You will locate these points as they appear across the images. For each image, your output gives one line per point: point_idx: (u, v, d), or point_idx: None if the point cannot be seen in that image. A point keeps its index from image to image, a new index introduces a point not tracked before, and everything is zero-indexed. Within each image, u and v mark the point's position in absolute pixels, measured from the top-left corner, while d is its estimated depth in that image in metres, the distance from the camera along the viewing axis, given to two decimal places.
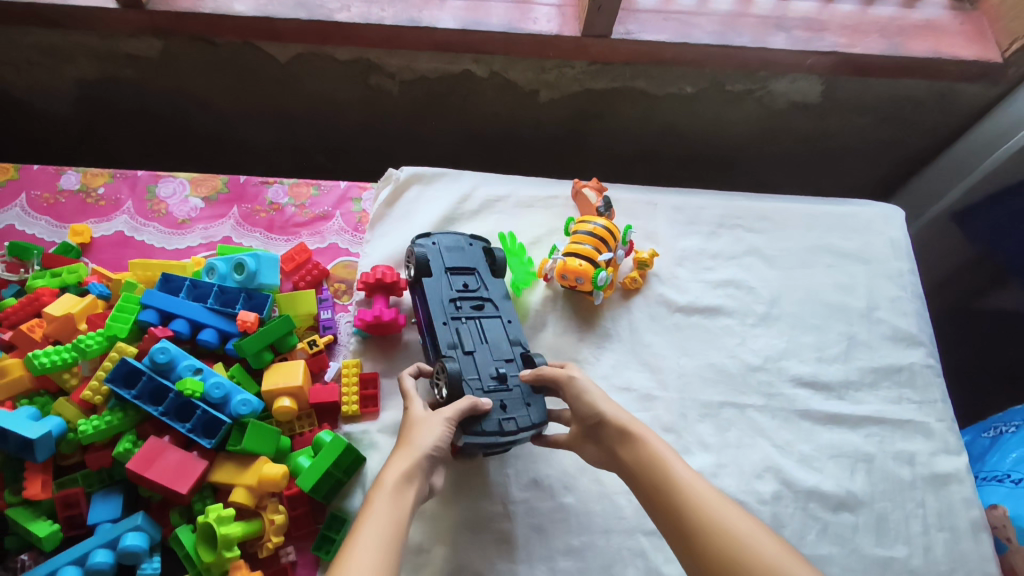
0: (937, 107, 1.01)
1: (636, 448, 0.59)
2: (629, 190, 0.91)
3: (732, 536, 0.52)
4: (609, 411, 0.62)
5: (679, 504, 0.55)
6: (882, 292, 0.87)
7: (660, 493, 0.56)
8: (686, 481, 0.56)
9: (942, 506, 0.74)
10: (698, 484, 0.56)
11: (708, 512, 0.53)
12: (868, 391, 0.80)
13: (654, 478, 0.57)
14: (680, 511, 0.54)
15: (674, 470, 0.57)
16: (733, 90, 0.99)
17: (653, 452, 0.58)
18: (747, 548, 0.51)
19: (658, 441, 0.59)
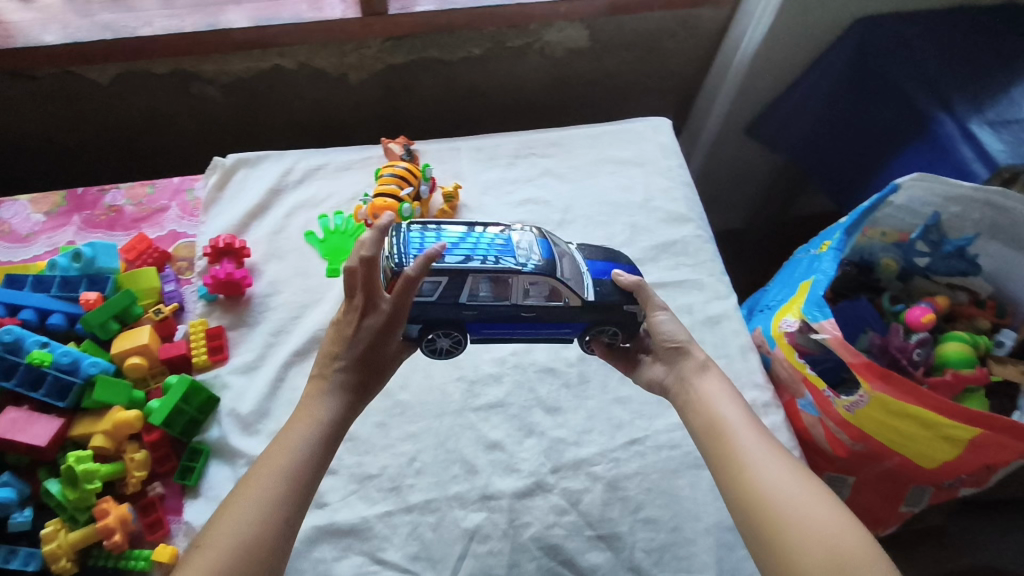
0: (688, 34, 1.20)
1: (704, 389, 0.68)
2: (434, 142, 1.05)
3: (770, 478, 0.58)
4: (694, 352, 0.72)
5: (728, 435, 0.62)
6: (656, 186, 1.03)
7: (717, 431, 0.63)
8: (742, 428, 0.62)
9: (717, 339, 0.90)
10: (752, 429, 0.62)
11: (760, 440, 0.61)
12: (650, 264, 0.96)
13: (710, 419, 0.65)
14: (732, 443, 0.61)
15: (730, 412, 0.64)
16: (514, 46, 1.15)
17: (717, 399, 0.66)
18: (778, 478, 0.58)
19: (716, 390, 0.67)
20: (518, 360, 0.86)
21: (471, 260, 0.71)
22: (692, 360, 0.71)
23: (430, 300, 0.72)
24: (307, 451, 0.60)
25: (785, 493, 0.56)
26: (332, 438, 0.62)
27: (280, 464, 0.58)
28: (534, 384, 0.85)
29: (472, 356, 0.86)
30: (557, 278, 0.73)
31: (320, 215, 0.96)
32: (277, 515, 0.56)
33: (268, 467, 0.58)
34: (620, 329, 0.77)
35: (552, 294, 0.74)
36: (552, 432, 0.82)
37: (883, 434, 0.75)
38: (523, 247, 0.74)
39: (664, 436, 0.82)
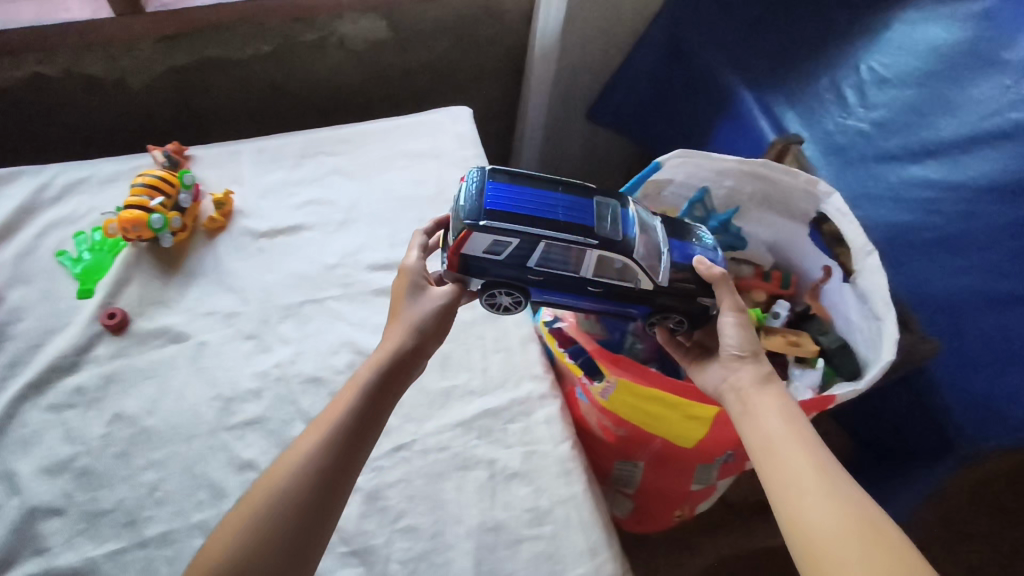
0: (493, 19, 1.16)
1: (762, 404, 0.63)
2: (213, 146, 1.00)
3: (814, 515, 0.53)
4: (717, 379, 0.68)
5: (781, 464, 0.57)
6: (449, 178, 0.99)
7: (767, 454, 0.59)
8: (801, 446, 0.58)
9: (498, 334, 0.86)
10: (810, 467, 0.56)
11: (824, 474, 0.55)
12: (436, 259, 0.92)
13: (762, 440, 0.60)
14: (809, 454, 0.57)
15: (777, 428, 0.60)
16: (306, 41, 1.09)
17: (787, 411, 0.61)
18: (831, 519, 0.52)
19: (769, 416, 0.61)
20: (282, 373, 0.81)
21: (553, 227, 0.68)
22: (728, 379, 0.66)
23: (499, 259, 0.70)
24: (348, 427, 0.62)
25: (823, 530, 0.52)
26: (376, 408, 0.65)
27: (296, 460, 0.60)
28: (297, 397, 0.80)
29: (232, 372, 0.81)
30: (626, 256, 0.70)
31: (75, 233, 0.90)
32: (287, 527, 0.57)
33: (293, 456, 0.60)
34: (678, 314, 0.75)
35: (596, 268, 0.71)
36: None
37: (635, 418, 0.74)
38: (604, 218, 0.71)
39: (432, 438, 0.79)
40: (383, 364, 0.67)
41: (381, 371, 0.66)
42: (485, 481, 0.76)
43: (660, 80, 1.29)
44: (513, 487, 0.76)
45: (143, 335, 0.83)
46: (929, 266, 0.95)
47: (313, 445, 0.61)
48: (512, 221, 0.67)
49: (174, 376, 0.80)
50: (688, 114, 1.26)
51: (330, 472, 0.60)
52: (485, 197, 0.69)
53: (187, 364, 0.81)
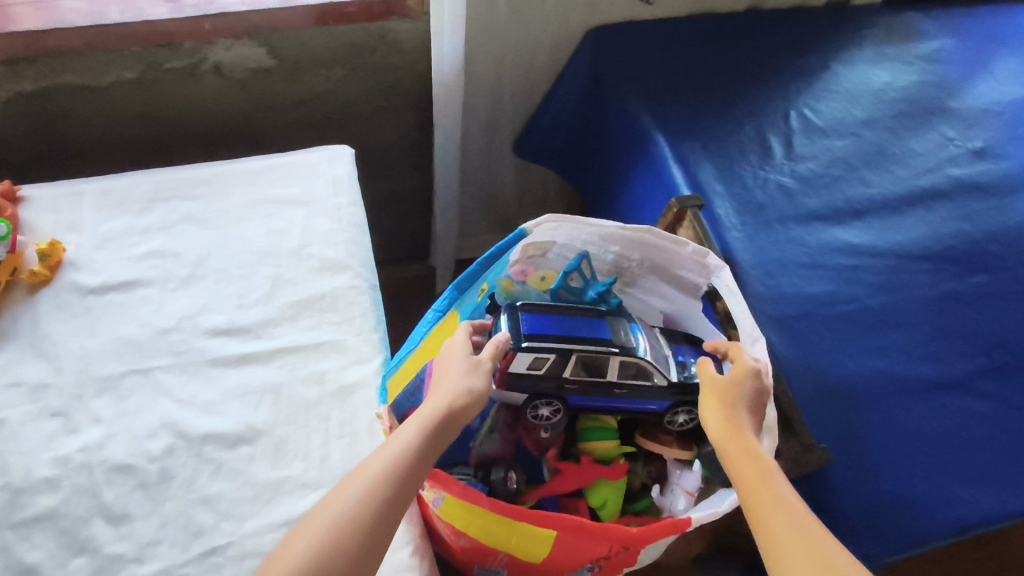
0: (389, 48, 1.07)
1: (752, 445, 0.59)
2: (54, 186, 0.89)
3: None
4: (733, 418, 0.61)
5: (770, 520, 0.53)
6: (316, 229, 0.89)
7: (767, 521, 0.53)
8: (800, 516, 0.53)
9: (346, 415, 0.76)
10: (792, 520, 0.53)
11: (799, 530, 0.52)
12: (287, 324, 0.82)
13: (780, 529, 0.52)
14: (784, 524, 0.52)
15: (781, 496, 0.54)
16: (175, 67, 1.00)
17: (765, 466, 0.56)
18: None
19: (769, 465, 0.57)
20: (86, 459, 0.71)
21: (582, 340, 0.67)
22: (726, 428, 0.60)
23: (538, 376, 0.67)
24: (399, 477, 0.55)
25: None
26: (435, 453, 0.58)
27: (353, 508, 0.53)
28: (99, 488, 0.70)
29: (27, 457, 0.71)
30: (647, 359, 0.68)
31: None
32: None
33: (326, 516, 0.53)
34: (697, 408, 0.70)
35: (640, 374, 0.68)
36: (108, 548, 0.67)
37: (475, 527, 0.62)
38: (621, 328, 0.70)
39: (250, 541, 0.68)
40: (435, 415, 0.58)
41: (430, 425, 0.57)
42: None
43: (583, 116, 1.19)
44: None
45: None
46: (838, 344, 0.82)
47: (358, 497, 0.53)
48: (551, 338, 0.66)
49: None
50: (607, 153, 1.15)
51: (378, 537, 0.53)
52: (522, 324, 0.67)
53: None
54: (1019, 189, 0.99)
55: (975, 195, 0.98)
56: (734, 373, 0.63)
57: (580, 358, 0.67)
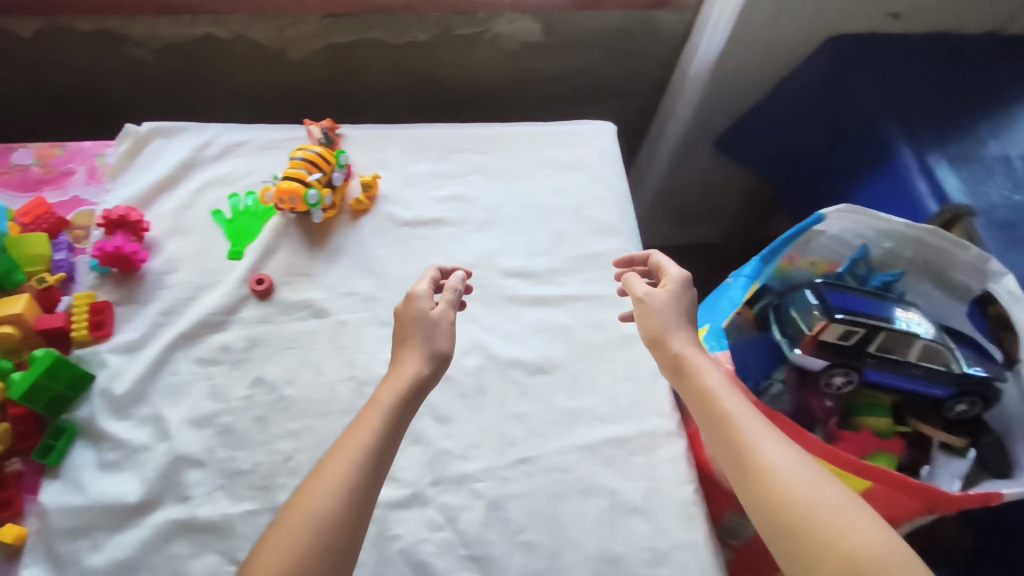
0: (647, 36, 1.14)
1: (701, 363, 0.66)
2: (364, 127, 1.01)
3: (795, 480, 0.54)
4: (675, 337, 0.69)
5: (743, 436, 0.58)
6: (590, 193, 0.99)
7: (729, 428, 0.59)
8: (741, 418, 0.60)
9: (629, 361, 0.86)
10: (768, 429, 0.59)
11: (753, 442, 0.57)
12: (571, 275, 0.92)
13: (731, 432, 0.59)
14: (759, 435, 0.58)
15: (736, 406, 0.61)
16: (463, 34, 1.09)
17: (711, 379, 0.64)
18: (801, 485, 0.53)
19: (715, 377, 0.64)
20: None
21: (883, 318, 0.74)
22: (672, 352, 0.68)
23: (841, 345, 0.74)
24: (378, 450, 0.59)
25: (813, 496, 0.52)
26: (403, 425, 0.62)
27: (375, 424, 0.60)
28: (428, 391, 0.81)
29: (367, 356, 0.82)
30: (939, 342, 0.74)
31: (229, 195, 0.92)
32: (339, 511, 0.55)
33: (346, 451, 0.58)
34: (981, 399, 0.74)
35: (930, 355, 0.74)
36: (438, 443, 0.78)
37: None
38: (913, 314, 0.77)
39: (555, 458, 0.78)
40: (409, 383, 0.64)
41: (404, 392, 0.63)
42: (607, 510, 0.75)
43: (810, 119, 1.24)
44: (634, 522, 0.75)
45: (286, 305, 0.85)
46: None
47: (355, 458, 0.58)
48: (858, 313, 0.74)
49: (313, 351, 0.82)
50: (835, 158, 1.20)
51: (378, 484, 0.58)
52: (830, 298, 0.75)
53: (326, 341, 0.83)
54: None
55: None
56: (675, 294, 0.72)
57: (885, 335, 0.73)
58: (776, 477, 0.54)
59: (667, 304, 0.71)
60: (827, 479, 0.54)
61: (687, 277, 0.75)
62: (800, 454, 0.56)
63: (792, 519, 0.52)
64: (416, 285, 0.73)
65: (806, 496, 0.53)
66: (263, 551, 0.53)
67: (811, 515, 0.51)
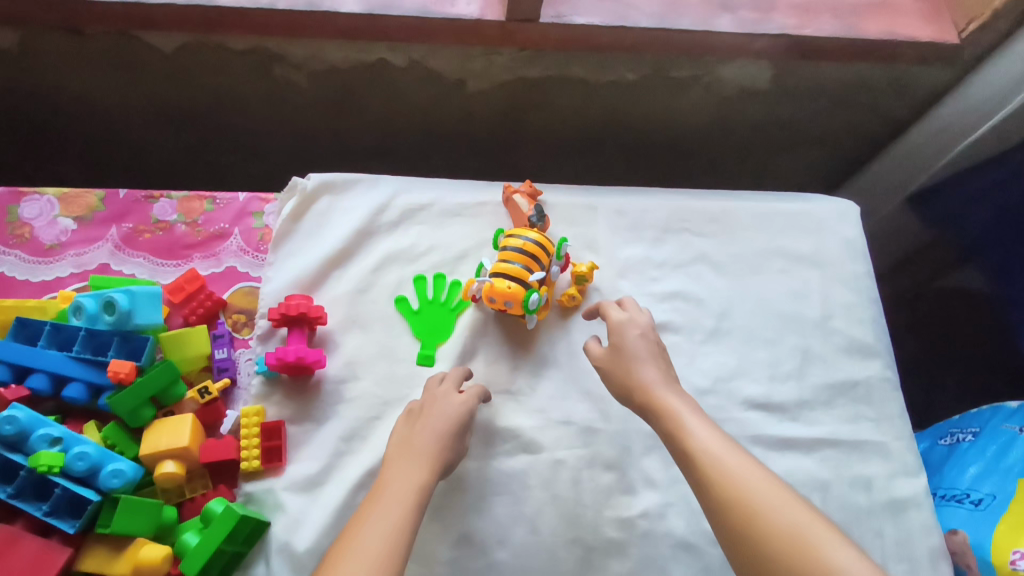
0: (891, 91, 0.95)
1: (665, 384, 0.60)
2: (566, 193, 0.83)
3: (756, 490, 0.49)
4: (641, 371, 0.61)
5: (705, 460, 0.52)
6: (836, 298, 0.82)
7: (689, 452, 0.54)
8: (708, 442, 0.53)
9: (901, 535, 0.70)
10: (726, 448, 0.53)
11: (716, 462, 0.52)
12: (823, 410, 0.76)
13: (705, 458, 0.52)
14: (717, 456, 0.52)
15: (692, 424, 0.55)
16: (677, 77, 0.90)
17: (678, 404, 0.58)
18: (757, 502, 0.48)
19: (680, 399, 0.58)
20: (650, 527, 0.67)
21: None
22: (639, 383, 0.61)
23: None
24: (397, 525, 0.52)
25: (790, 515, 0.47)
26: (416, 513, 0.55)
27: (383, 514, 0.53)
28: (667, 564, 0.66)
29: (592, 511, 0.67)
30: None
31: (413, 277, 0.76)
32: None
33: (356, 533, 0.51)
34: None
35: None
36: None
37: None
38: None
39: None
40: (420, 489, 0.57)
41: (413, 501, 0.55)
42: None
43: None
44: None
45: (491, 434, 0.69)
46: None
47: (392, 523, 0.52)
48: None
49: (526, 499, 0.67)
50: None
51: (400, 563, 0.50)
52: None
53: (540, 487, 0.68)
54: None
55: None
56: (627, 329, 0.65)
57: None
58: (743, 502, 0.49)
59: (634, 343, 0.64)
60: (775, 494, 0.49)
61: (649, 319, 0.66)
62: (771, 474, 0.51)
63: (759, 545, 0.47)
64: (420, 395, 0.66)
65: (766, 517, 0.47)
66: None
67: (773, 522, 0.47)
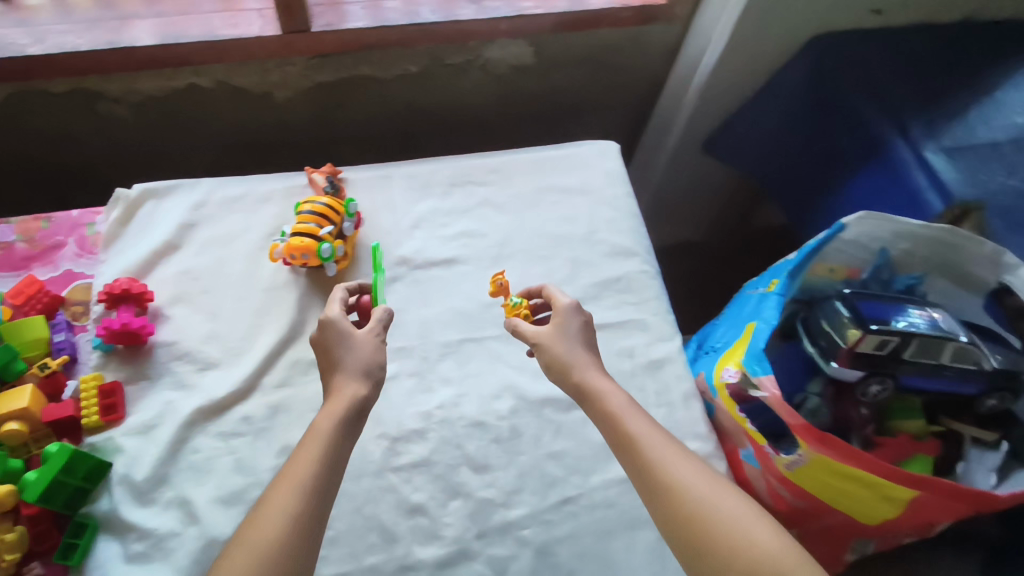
0: (637, 49, 1.14)
1: (604, 382, 0.67)
2: (364, 169, 0.98)
3: (696, 486, 0.57)
4: (568, 350, 0.69)
5: (648, 455, 0.60)
6: (600, 217, 0.97)
7: (630, 445, 0.61)
8: (647, 438, 0.61)
9: (659, 386, 0.85)
10: (666, 441, 0.61)
11: (661, 459, 0.59)
12: (592, 302, 0.90)
13: (648, 456, 0.60)
14: (666, 456, 0.59)
15: (638, 425, 0.62)
16: (453, 62, 1.08)
17: (619, 400, 0.65)
18: (698, 494, 0.56)
19: (622, 398, 0.65)
20: (446, 415, 0.80)
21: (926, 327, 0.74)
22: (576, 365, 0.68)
23: (881, 353, 0.74)
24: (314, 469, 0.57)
25: (718, 509, 0.55)
26: (337, 468, 0.59)
27: (310, 459, 0.58)
28: (463, 441, 0.79)
29: (395, 411, 0.80)
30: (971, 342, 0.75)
31: (234, 289, 0.86)
32: (292, 519, 0.54)
33: (298, 462, 0.58)
34: (1009, 389, 0.76)
35: (969, 355, 0.75)
36: (478, 494, 0.76)
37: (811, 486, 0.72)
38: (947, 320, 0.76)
39: (599, 494, 0.77)
40: (336, 423, 0.61)
41: (331, 442, 0.59)
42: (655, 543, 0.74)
43: (785, 132, 1.24)
44: None
45: (305, 365, 0.82)
46: None
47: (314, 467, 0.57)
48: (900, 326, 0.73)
49: None
50: (808, 161, 1.22)
51: (320, 505, 0.56)
52: (864, 311, 0.75)
53: None
54: None
55: None
56: (566, 322, 0.72)
57: (920, 341, 0.74)
58: (685, 499, 0.56)
59: (565, 335, 0.71)
60: (719, 490, 0.57)
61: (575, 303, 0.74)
62: (707, 469, 0.59)
63: (699, 534, 0.55)
64: (330, 309, 0.70)
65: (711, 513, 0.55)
66: (246, 528, 0.54)
67: (718, 522, 0.55)
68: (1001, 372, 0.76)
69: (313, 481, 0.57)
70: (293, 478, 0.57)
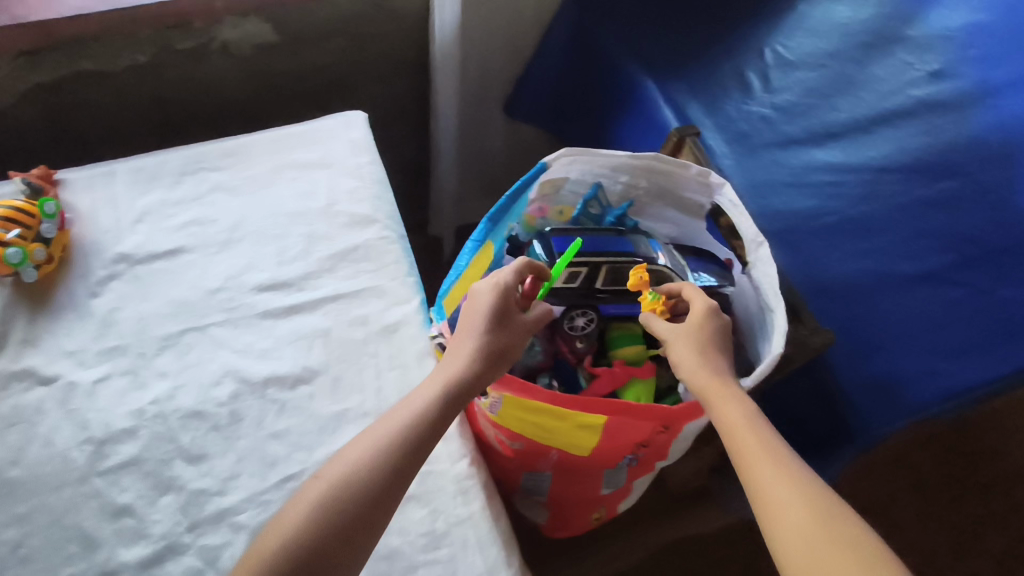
0: (385, 16, 1.12)
1: (729, 390, 0.64)
2: (86, 168, 0.94)
3: (802, 516, 0.53)
4: (682, 356, 0.67)
5: (760, 476, 0.57)
6: (340, 187, 0.95)
7: (745, 466, 0.58)
8: (764, 461, 0.57)
9: (393, 350, 0.83)
10: (771, 463, 0.57)
11: (767, 484, 0.56)
12: (327, 275, 0.88)
13: (762, 483, 0.56)
14: (771, 476, 0.56)
15: (756, 440, 0.59)
16: (185, 48, 1.03)
17: (744, 410, 0.62)
18: (796, 528, 0.53)
19: (744, 408, 0.62)
20: (160, 409, 0.77)
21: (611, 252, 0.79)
22: (695, 368, 0.66)
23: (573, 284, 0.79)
24: (376, 476, 0.58)
25: (820, 539, 0.52)
26: (411, 464, 0.60)
27: (346, 481, 0.57)
28: (176, 433, 0.76)
29: (103, 412, 0.76)
30: (665, 266, 0.80)
31: None
32: (320, 538, 0.55)
33: (332, 475, 0.58)
34: (715, 306, 0.82)
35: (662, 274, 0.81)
36: (192, 485, 0.73)
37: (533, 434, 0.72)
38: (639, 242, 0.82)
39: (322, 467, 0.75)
40: (396, 446, 0.59)
41: (394, 453, 0.59)
42: None
43: (565, 89, 1.29)
44: (408, 511, 0.73)
45: (6, 379, 0.77)
46: (827, 249, 0.93)
47: (350, 467, 0.57)
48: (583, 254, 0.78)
49: (41, 422, 0.75)
50: (589, 114, 1.28)
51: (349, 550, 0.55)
52: (554, 248, 0.80)
53: (56, 407, 0.76)
54: (975, 104, 1.10)
55: (938, 111, 1.09)
56: (675, 339, 0.69)
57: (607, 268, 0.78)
58: (795, 532, 0.53)
59: (706, 327, 0.69)
60: (831, 512, 0.53)
61: (712, 308, 0.70)
62: (814, 485, 0.55)
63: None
64: (501, 274, 0.71)
65: (808, 546, 0.52)
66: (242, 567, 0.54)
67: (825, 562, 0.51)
68: (705, 288, 0.82)
69: (338, 496, 0.56)
70: (341, 461, 0.58)
